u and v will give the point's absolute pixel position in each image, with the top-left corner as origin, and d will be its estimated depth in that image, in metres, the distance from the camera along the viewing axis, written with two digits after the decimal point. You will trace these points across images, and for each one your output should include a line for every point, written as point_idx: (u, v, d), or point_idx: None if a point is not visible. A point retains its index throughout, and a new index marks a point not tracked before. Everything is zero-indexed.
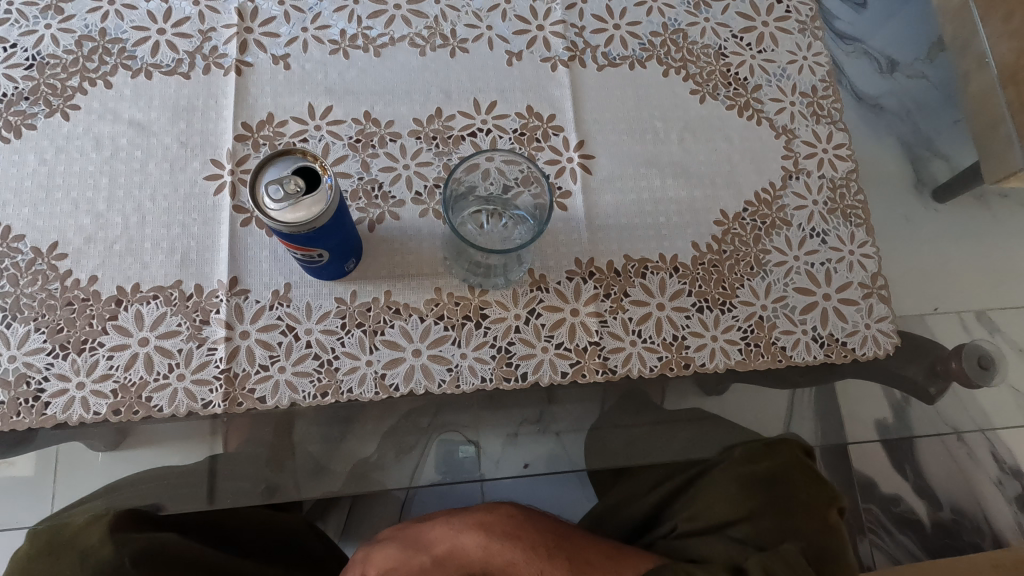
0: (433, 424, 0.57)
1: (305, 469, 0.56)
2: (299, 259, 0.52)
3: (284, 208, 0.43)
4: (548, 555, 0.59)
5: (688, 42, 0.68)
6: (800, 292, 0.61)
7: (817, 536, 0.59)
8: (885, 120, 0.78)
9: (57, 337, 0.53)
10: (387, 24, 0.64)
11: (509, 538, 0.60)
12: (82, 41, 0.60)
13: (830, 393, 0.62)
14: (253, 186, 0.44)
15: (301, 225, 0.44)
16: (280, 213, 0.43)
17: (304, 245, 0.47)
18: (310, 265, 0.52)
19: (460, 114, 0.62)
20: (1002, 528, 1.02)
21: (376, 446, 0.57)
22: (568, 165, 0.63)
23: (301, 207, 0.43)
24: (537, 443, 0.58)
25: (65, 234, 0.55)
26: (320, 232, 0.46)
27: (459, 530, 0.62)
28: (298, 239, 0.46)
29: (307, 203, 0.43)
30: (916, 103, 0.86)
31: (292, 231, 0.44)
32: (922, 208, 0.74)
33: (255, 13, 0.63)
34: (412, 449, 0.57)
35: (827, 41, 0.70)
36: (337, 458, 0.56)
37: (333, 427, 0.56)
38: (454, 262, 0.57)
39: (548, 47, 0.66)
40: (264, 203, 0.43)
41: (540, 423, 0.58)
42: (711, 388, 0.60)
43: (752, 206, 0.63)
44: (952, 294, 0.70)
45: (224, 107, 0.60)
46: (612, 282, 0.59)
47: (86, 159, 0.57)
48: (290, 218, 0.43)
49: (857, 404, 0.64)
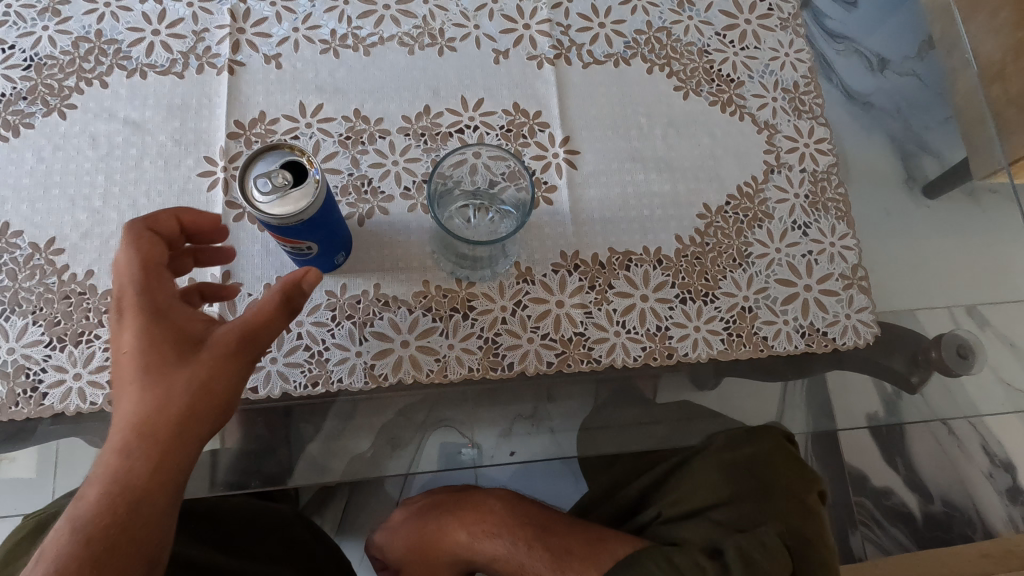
0: (427, 420, 0.58)
1: (306, 466, 0.57)
2: (290, 253, 0.53)
3: (270, 202, 0.45)
4: (528, 547, 0.58)
5: (671, 39, 0.69)
6: (781, 284, 0.62)
7: (797, 520, 0.57)
8: (879, 116, 0.75)
9: (53, 330, 0.54)
10: (377, 24, 0.66)
11: (491, 535, 0.60)
12: (78, 43, 0.62)
13: (817, 386, 0.64)
14: (242, 180, 0.45)
15: (287, 220, 0.45)
16: (267, 206, 0.44)
17: (293, 239, 0.49)
18: (300, 259, 0.54)
19: (447, 111, 0.64)
20: (991, 520, 1.02)
21: (371, 442, 0.58)
22: (553, 161, 0.64)
23: (288, 201, 0.45)
24: (530, 438, 0.60)
25: (61, 230, 0.57)
26: (308, 225, 0.47)
27: (444, 521, 0.63)
28: (285, 233, 0.47)
29: (294, 197, 0.45)
30: (911, 102, 0.77)
31: (278, 225, 0.46)
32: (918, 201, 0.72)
33: (247, 14, 0.64)
34: (407, 443, 0.58)
35: (808, 38, 0.72)
36: (335, 456, 0.57)
37: (330, 423, 0.57)
38: (442, 255, 0.59)
39: (534, 46, 0.67)
40: (253, 196, 0.45)
41: (534, 419, 0.60)
42: (704, 383, 0.62)
43: (734, 200, 0.65)
44: (947, 288, 0.69)
45: (217, 106, 0.62)
46: (597, 274, 0.61)
47: (82, 157, 0.58)
48: (277, 212, 0.44)
49: (847, 393, 0.65)
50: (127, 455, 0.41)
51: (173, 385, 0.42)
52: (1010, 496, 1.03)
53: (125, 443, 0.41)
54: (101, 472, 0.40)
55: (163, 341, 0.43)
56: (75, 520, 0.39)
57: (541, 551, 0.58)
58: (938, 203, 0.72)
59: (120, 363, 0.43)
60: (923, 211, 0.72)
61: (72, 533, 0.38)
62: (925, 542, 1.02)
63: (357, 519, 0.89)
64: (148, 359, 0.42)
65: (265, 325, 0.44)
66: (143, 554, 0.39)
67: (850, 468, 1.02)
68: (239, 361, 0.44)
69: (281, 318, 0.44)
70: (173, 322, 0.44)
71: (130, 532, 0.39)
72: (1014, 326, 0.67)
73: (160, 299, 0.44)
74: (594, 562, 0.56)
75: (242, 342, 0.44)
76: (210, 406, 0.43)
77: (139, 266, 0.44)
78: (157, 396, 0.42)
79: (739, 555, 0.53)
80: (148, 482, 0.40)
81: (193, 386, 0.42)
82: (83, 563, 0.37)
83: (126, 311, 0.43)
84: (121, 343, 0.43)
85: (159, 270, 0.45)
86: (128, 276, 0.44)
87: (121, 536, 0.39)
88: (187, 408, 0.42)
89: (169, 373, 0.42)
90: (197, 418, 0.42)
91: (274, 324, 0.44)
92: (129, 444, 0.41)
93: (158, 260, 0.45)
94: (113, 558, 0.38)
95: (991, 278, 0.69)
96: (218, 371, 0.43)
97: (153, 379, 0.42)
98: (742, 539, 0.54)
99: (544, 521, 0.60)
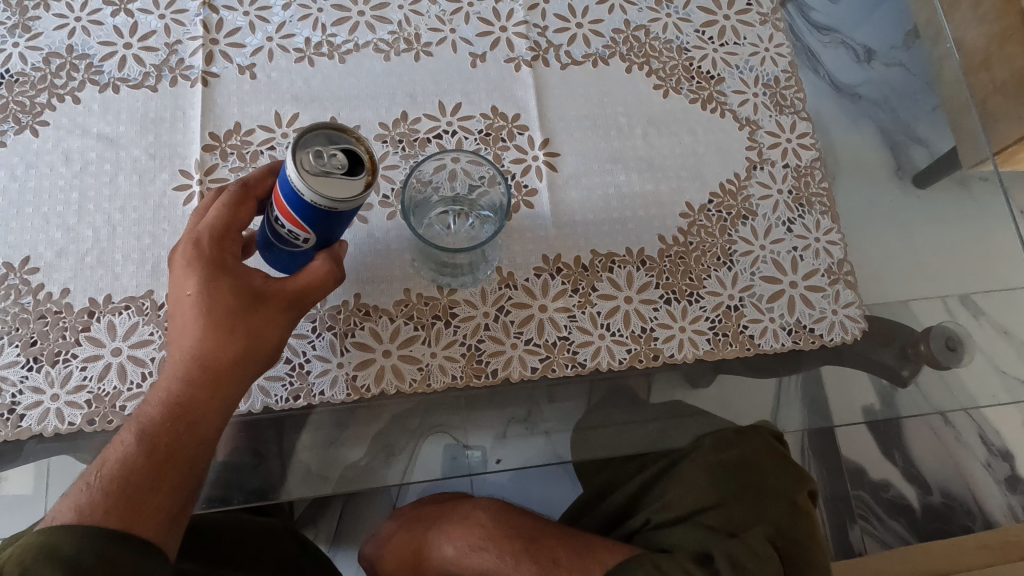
0: (421, 426, 0.58)
1: (297, 475, 0.56)
2: (271, 235, 0.48)
3: (312, 173, 0.41)
4: (515, 561, 0.57)
5: (650, 38, 0.68)
6: (767, 281, 0.62)
7: (787, 521, 0.57)
8: (865, 108, 0.75)
9: (30, 350, 0.54)
10: (352, 31, 0.65)
11: (480, 549, 0.58)
12: (49, 59, 0.61)
13: (813, 385, 0.63)
14: (295, 145, 0.41)
15: (315, 197, 0.41)
16: (308, 181, 0.41)
17: (301, 222, 0.44)
18: (278, 249, 0.48)
19: (424, 117, 0.63)
20: (992, 511, 1.02)
21: (365, 450, 0.57)
22: (533, 164, 0.63)
23: (330, 180, 0.41)
24: (526, 442, 0.59)
25: (36, 249, 0.56)
26: (332, 218, 0.44)
27: (438, 530, 0.62)
28: (302, 210, 0.43)
29: (338, 181, 0.41)
30: (899, 93, 0.76)
31: (302, 195, 0.41)
32: (909, 194, 0.71)
33: (220, 24, 0.64)
34: (400, 451, 0.58)
35: (788, 32, 0.71)
36: (330, 465, 0.57)
37: (322, 433, 0.57)
38: (422, 264, 0.58)
39: (511, 48, 0.67)
40: (300, 159, 0.41)
41: (528, 421, 0.60)
42: (697, 381, 0.62)
43: (717, 198, 0.64)
44: (941, 277, 0.68)
45: (191, 118, 0.61)
46: (580, 278, 0.60)
47: (56, 174, 0.58)
48: (317, 191, 0.41)
49: (846, 388, 0.63)
50: (190, 383, 0.48)
51: (234, 332, 0.48)
52: (1010, 486, 1.03)
53: (188, 373, 0.48)
54: (167, 395, 0.47)
55: (230, 292, 0.48)
56: (143, 432, 0.46)
57: (530, 562, 0.57)
58: (929, 193, 0.71)
59: (186, 306, 0.48)
60: (910, 200, 0.71)
61: (142, 440, 0.46)
62: (924, 533, 1.01)
63: (351, 527, 0.89)
64: (213, 305, 0.48)
65: (312, 291, 0.49)
66: (195, 466, 0.48)
67: (847, 462, 1.02)
68: (290, 317, 0.50)
69: (326, 287, 0.49)
70: (240, 277, 0.49)
71: (188, 446, 0.47)
72: (1006, 314, 0.67)
73: (230, 256, 0.49)
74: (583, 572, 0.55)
75: (294, 302, 0.49)
76: (259, 354, 0.49)
77: (220, 225, 0.49)
78: (221, 338, 0.48)
79: (729, 561, 0.53)
80: (207, 411, 0.48)
81: (251, 336, 0.48)
82: (152, 464, 0.46)
83: (198, 261, 0.48)
84: (189, 288, 0.48)
85: (234, 230, 0.50)
86: (207, 231, 0.49)
87: (183, 450, 0.47)
88: (244, 353, 0.48)
89: (234, 321, 0.48)
90: (249, 361, 0.49)
91: (320, 287, 0.49)
92: (191, 374, 0.48)
93: (236, 221, 0.50)
94: (174, 467, 0.46)
95: (983, 264, 0.68)
96: (269, 324, 0.49)
97: (220, 325, 0.48)
98: (732, 544, 0.54)
99: (531, 531, 0.60)
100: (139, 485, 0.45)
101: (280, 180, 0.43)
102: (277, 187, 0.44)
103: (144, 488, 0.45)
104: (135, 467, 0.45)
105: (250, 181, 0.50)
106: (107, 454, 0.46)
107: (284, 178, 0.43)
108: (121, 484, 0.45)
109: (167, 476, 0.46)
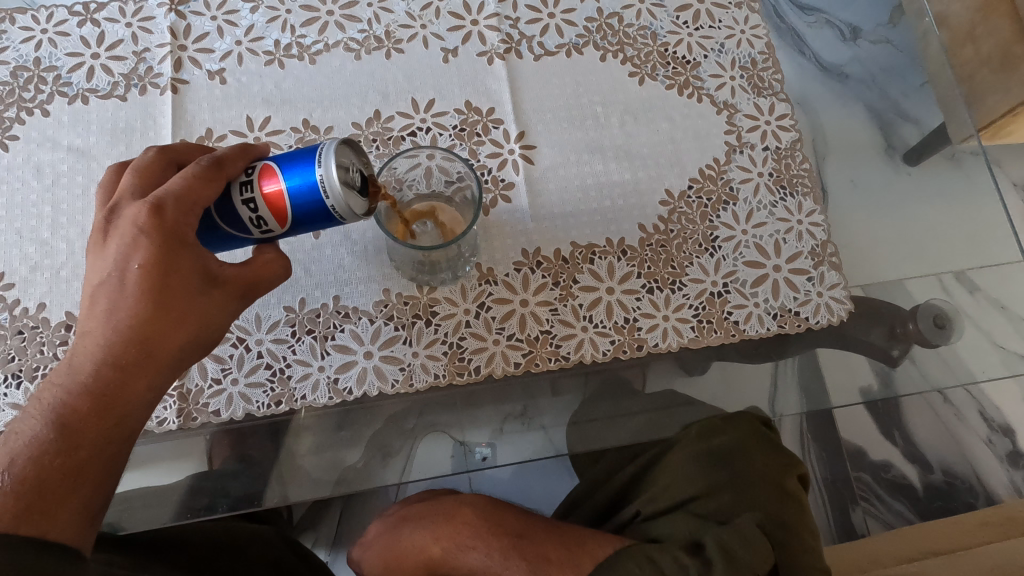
0: (417, 425, 0.58)
1: (284, 480, 0.56)
2: (215, 210, 0.46)
3: (345, 184, 0.44)
4: (505, 557, 0.57)
5: (623, 24, 0.68)
6: (750, 266, 0.61)
7: (776, 506, 0.57)
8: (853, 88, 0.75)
9: (8, 367, 0.53)
10: (321, 31, 0.65)
11: (465, 548, 0.58)
12: (17, 72, 0.61)
13: (812, 372, 0.61)
14: (335, 153, 0.44)
15: (339, 203, 0.44)
16: (338, 190, 0.44)
17: (289, 214, 0.45)
18: (218, 228, 0.46)
19: (398, 115, 0.63)
20: (996, 488, 1.01)
21: (362, 453, 0.57)
22: (509, 157, 0.63)
23: (354, 195, 0.45)
24: (525, 437, 0.58)
25: (11, 264, 0.56)
26: (318, 225, 0.46)
27: (424, 527, 0.62)
28: (301, 206, 0.45)
29: (356, 198, 0.45)
30: (886, 70, 0.74)
31: (326, 198, 0.44)
32: (898, 172, 0.70)
33: (188, 30, 0.63)
34: (398, 452, 0.57)
35: (763, 13, 0.70)
36: (325, 467, 0.56)
37: (324, 436, 0.56)
38: (399, 264, 0.58)
39: (483, 41, 0.66)
40: (340, 168, 0.44)
41: (524, 417, 0.58)
42: (693, 369, 0.60)
43: (697, 183, 0.63)
44: (935, 254, 0.66)
45: (162, 126, 0.60)
46: (560, 270, 0.59)
47: (28, 189, 0.57)
48: (341, 203, 0.44)
49: (847, 370, 0.62)
50: (124, 372, 0.44)
51: (183, 316, 0.45)
52: (1013, 462, 1.02)
53: (122, 361, 0.44)
54: (95, 382, 0.43)
55: (182, 273, 0.44)
56: (66, 423, 0.42)
57: (519, 559, 0.56)
58: (920, 169, 0.69)
59: (131, 282, 0.44)
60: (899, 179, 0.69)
61: (63, 433, 0.42)
62: (927, 512, 0.99)
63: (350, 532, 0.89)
64: (160, 288, 0.44)
65: (264, 283, 0.48)
66: (119, 460, 0.45)
67: (846, 444, 1.01)
68: (238, 305, 0.48)
69: (277, 278, 0.49)
70: (197, 257, 0.45)
71: (113, 442, 0.44)
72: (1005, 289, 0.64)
73: (191, 231, 0.45)
74: (574, 566, 0.55)
75: (246, 292, 0.48)
76: (201, 343, 0.47)
77: (185, 198, 0.44)
78: (166, 324, 0.44)
79: (720, 548, 0.52)
80: (141, 402, 0.45)
81: (199, 323, 0.46)
82: (73, 462, 0.42)
83: (152, 232, 0.43)
84: (137, 262, 0.44)
85: (201, 207, 0.44)
86: (167, 203, 0.43)
87: (110, 444, 0.44)
88: (190, 341, 0.46)
89: (183, 304, 0.44)
90: (192, 349, 0.46)
91: (270, 278, 0.49)
92: (126, 361, 0.44)
93: (202, 197, 0.44)
94: (98, 463, 0.43)
95: (972, 240, 0.66)
96: (219, 312, 0.46)
97: (167, 308, 0.44)
98: (723, 531, 0.53)
99: (521, 528, 0.60)
100: (57, 483, 0.41)
101: (283, 172, 0.44)
102: (274, 176, 0.44)
103: (65, 486, 0.41)
104: (55, 463, 0.42)
105: (223, 158, 0.45)
106: (19, 445, 0.42)
107: (295, 171, 0.44)
108: (35, 482, 0.41)
109: (88, 475, 0.43)
